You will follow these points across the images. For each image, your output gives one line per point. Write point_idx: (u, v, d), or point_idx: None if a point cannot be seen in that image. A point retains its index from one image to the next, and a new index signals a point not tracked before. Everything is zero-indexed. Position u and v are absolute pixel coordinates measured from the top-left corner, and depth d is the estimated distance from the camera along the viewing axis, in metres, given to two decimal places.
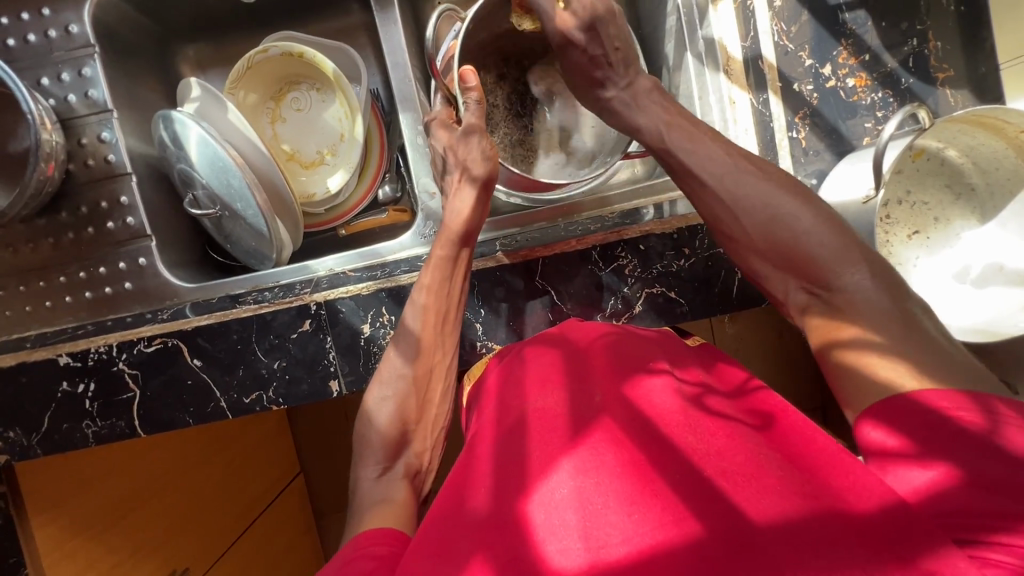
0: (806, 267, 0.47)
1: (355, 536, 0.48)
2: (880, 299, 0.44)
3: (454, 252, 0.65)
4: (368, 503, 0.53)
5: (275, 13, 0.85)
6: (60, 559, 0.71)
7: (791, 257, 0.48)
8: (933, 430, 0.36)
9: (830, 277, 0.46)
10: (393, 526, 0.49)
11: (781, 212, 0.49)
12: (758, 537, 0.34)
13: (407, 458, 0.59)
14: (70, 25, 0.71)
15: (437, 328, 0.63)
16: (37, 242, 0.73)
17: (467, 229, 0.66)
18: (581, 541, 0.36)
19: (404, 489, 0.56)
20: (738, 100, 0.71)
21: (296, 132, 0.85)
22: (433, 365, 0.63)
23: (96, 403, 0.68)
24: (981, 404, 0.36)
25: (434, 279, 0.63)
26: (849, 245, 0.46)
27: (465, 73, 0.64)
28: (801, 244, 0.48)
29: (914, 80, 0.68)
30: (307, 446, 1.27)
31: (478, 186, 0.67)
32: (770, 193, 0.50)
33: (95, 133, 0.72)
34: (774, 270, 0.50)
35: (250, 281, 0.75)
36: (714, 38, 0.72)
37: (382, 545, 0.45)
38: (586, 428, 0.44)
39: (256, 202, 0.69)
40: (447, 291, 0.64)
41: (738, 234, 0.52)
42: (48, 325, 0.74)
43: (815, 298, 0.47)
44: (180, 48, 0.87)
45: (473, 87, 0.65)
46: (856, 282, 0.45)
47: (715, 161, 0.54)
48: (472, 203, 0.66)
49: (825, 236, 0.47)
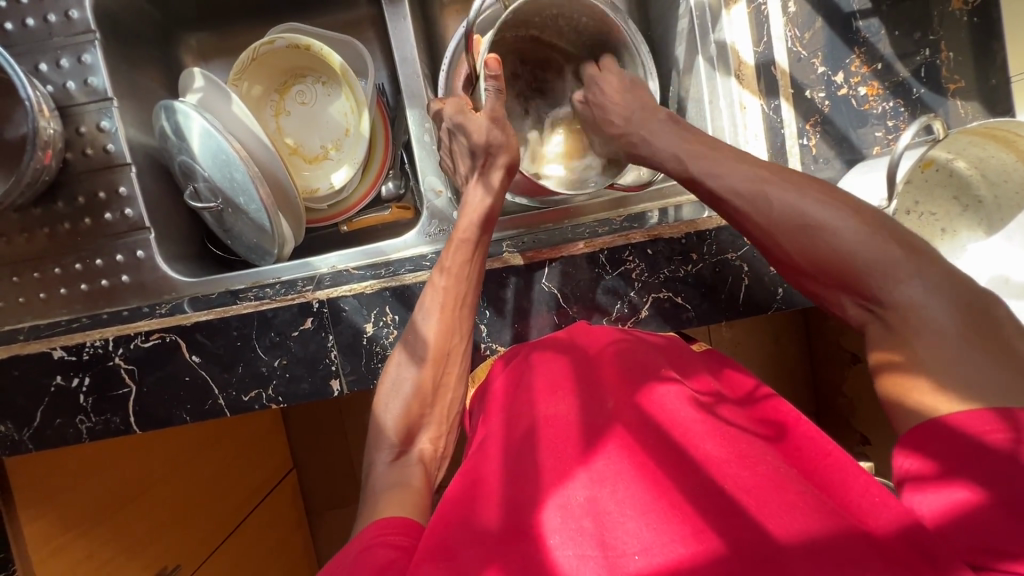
0: (856, 283, 0.46)
1: (370, 523, 0.47)
2: (937, 313, 0.41)
3: (474, 238, 0.64)
4: (381, 488, 0.52)
5: (281, 4, 0.83)
6: (49, 554, 0.69)
7: (839, 274, 0.47)
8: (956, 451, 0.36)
9: (881, 295, 0.44)
10: (403, 514, 0.48)
11: (829, 223, 0.47)
12: (777, 548, 0.34)
13: (421, 445, 0.57)
14: (70, 10, 0.69)
15: (452, 320, 0.61)
16: (31, 232, 0.71)
17: (488, 215, 0.65)
18: (597, 549, 0.37)
19: (421, 474, 0.54)
20: (749, 105, 0.72)
21: (300, 127, 0.83)
22: (450, 348, 0.61)
23: (90, 398, 0.67)
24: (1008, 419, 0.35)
25: (455, 262, 0.63)
26: (907, 260, 0.44)
27: (489, 62, 0.60)
28: (848, 258, 0.46)
29: (925, 90, 0.67)
30: (301, 443, 1.25)
31: (489, 190, 0.65)
32: (808, 202, 0.49)
33: (94, 121, 0.71)
34: (828, 288, 0.48)
35: (252, 277, 0.74)
36: (726, 43, 0.72)
37: (401, 534, 0.44)
38: (598, 437, 0.45)
39: (260, 197, 0.68)
40: (465, 276, 0.62)
41: (784, 252, 0.51)
42: (42, 317, 0.72)
43: (872, 314, 0.45)
44: (182, 37, 0.85)
45: (496, 76, 0.62)
46: (906, 296, 0.43)
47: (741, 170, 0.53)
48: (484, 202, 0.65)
49: (870, 246, 0.45)
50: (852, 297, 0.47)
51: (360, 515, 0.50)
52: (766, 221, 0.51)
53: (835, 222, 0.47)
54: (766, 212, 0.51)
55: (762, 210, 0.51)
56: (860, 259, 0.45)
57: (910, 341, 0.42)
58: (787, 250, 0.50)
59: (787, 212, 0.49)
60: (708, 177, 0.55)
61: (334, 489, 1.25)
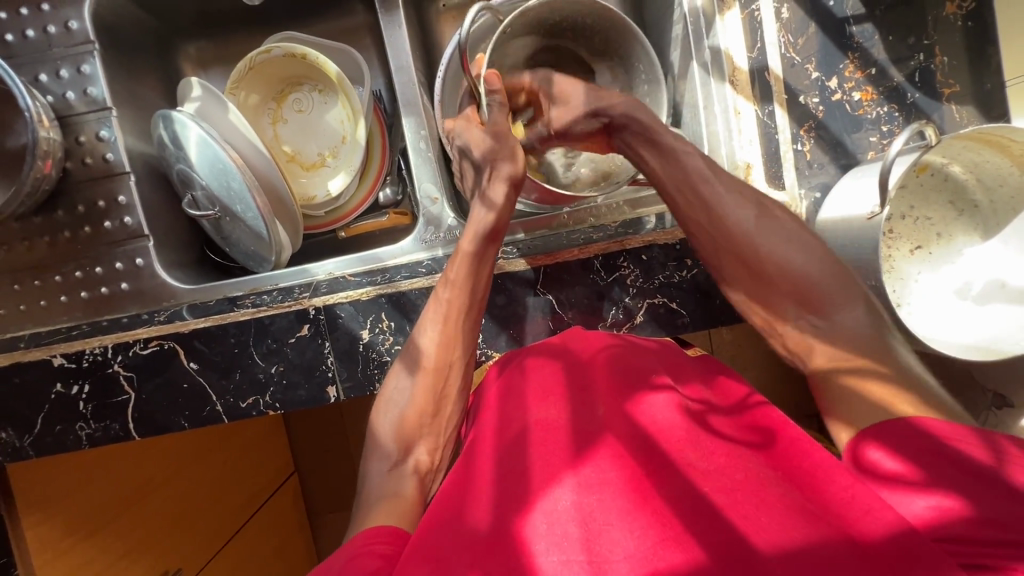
0: (811, 299, 0.50)
1: (358, 533, 0.47)
2: (868, 331, 0.48)
3: (483, 249, 0.62)
4: (373, 497, 0.52)
5: (277, 13, 0.84)
6: (51, 560, 0.70)
7: (801, 289, 0.51)
8: (926, 449, 0.40)
9: (828, 313, 0.50)
10: (390, 523, 0.49)
11: (791, 243, 0.52)
12: (760, 558, 0.34)
13: (417, 456, 0.57)
14: (70, 21, 0.70)
15: (456, 330, 0.61)
16: (32, 240, 0.72)
17: (496, 227, 0.63)
18: (583, 554, 0.37)
19: (414, 485, 0.55)
20: (743, 111, 0.71)
21: (297, 134, 0.84)
22: (450, 361, 0.60)
23: (90, 405, 0.68)
24: (989, 442, 0.39)
25: (460, 273, 0.62)
26: (850, 286, 0.50)
27: (488, 77, 0.62)
28: (805, 277, 0.51)
29: (919, 95, 0.67)
30: (302, 445, 1.26)
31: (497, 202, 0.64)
32: (784, 223, 0.53)
33: (93, 131, 0.72)
34: (780, 304, 0.52)
35: (248, 284, 0.74)
36: (720, 48, 0.72)
37: (387, 544, 0.45)
38: (588, 442, 0.45)
39: (256, 205, 0.69)
40: (472, 285, 0.62)
41: (751, 262, 0.53)
42: (43, 324, 0.73)
43: (811, 329, 0.50)
44: (180, 46, 0.86)
45: (498, 90, 0.63)
46: (852, 318, 0.49)
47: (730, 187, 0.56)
48: (501, 204, 0.63)
49: (827, 273, 0.51)
50: (797, 312, 0.51)
51: (356, 518, 0.50)
52: (745, 227, 0.54)
53: (796, 244, 0.52)
54: (739, 229, 0.54)
55: (732, 223, 0.54)
56: (815, 279, 0.51)
57: (854, 353, 0.48)
58: (744, 265, 0.53)
59: (757, 227, 0.53)
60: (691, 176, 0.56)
61: (335, 491, 1.26)
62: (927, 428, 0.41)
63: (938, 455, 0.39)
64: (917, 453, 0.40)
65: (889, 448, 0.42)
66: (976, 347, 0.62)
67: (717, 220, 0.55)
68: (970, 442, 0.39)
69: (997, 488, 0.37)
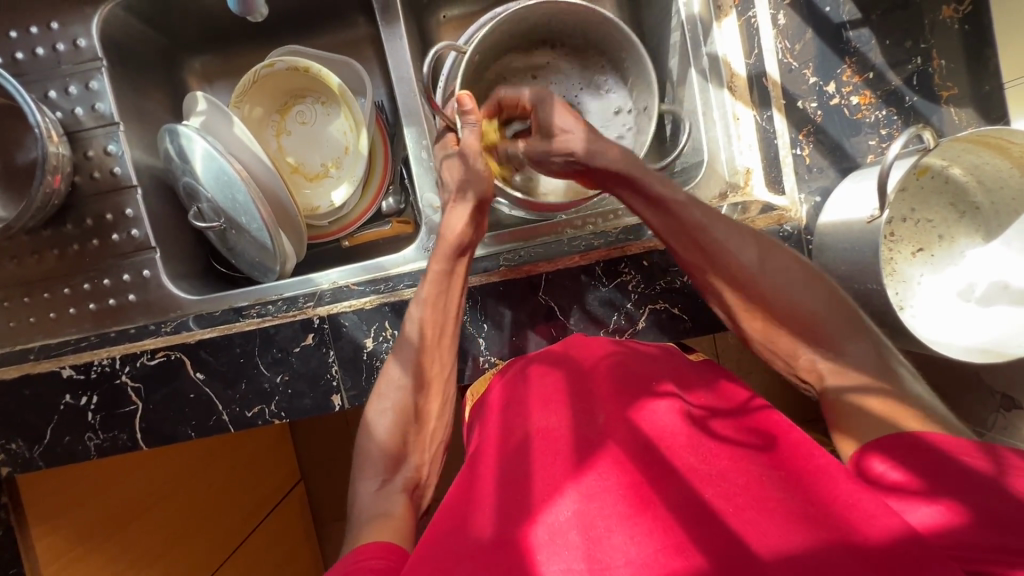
0: (814, 331, 0.53)
1: (350, 550, 0.48)
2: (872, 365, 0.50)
3: (451, 267, 0.64)
4: (365, 517, 0.52)
5: (280, 27, 0.85)
6: (61, 568, 0.71)
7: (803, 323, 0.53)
8: (928, 458, 0.41)
9: (833, 344, 0.52)
10: (382, 538, 0.49)
11: (795, 281, 0.54)
12: (758, 563, 0.35)
13: (416, 478, 0.58)
14: (78, 39, 0.71)
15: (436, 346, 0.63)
16: (42, 253, 0.73)
17: (462, 243, 0.65)
18: (583, 562, 0.37)
19: (404, 503, 0.55)
20: (742, 116, 0.75)
21: (299, 146, 0.85)
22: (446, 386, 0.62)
23: (98, 416, 0.69)
24: (991, 453, 0.40)
25: (431, 291, 0.63)
26: (850, 318, 0.52)
27: (462, 98, 0.66)
28: (807, 311, 0.53)
29: (918, 98, 0.67)
30: (308, 454, 1.27)
31: (473, 204, 0.66)
32: (779, 255, 0.56)
33: (101, 145, 0.73)
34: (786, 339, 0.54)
35: (253, 294, 0.75)
36: (718, 54, 0.75)
37: (379, 559, 0.45)
38: (591, 451, 0.45)
39: (260, 215, 0.69)
40: (444, 304, 0.64)
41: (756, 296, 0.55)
42: (52, 336, 0.74)
43: (819, 359, 0.52)
44: (186, 61, 0.87)
45: (471, 111, 0.66)
46: (856, 350, 0.51)
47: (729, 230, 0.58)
48: (466, 219, 0.65)
49: (831, 307, 0.53)
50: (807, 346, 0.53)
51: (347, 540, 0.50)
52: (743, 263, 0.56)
53: (800, 283, 0.54)
54: (739, 265, 0.56)
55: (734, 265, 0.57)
56: (817, 315, 0.53)
57: (859, 381, 0.49)
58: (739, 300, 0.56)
59: (761, 266, 0.56)
60: (686, 218, 0.59)
61: (341, 499, 1.26)
62: (928, 438, 0.42)
63: (936, 464, 0.40)
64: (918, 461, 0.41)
65: (893, 459, 0.42)
66: (982, 350, 0.62)
67: (718, 260, 0.57)
68: (970, 452, 0.40)
69: (998, 493, 0.37)
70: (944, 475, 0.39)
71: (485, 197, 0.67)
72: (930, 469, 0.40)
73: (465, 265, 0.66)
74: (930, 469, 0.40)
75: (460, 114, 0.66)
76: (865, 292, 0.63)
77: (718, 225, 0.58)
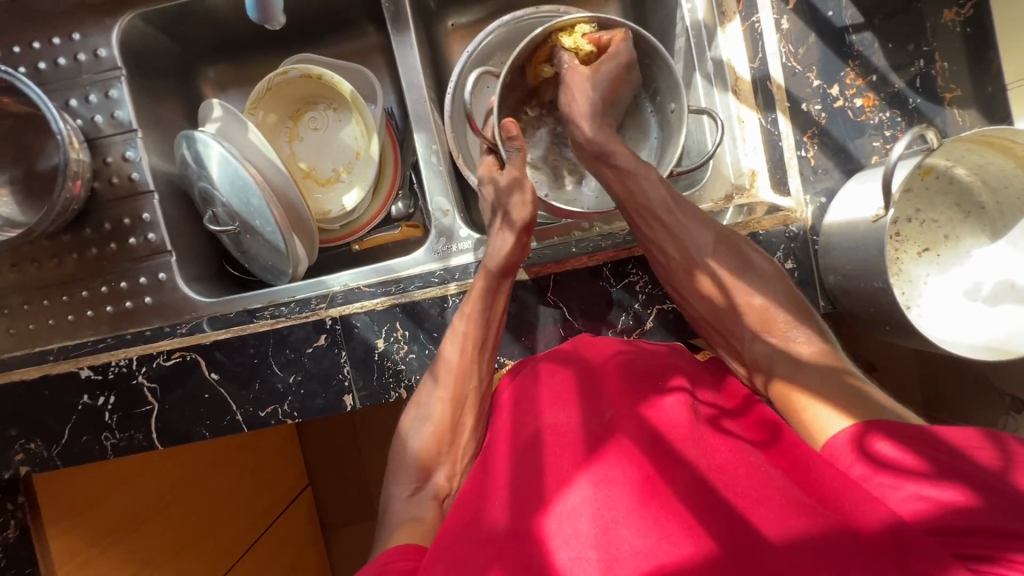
0: (765, 313, 0.59)
1: (379, 553, 0.49)
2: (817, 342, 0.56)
3: (496, 284, 0.65)
4: (397, 521, 0.54)
5: (293, 36, 0.87)
6: (78, 566, 0.72)
7: (753, 303, 0.60)
8: (930, 443, 0.41)
9: (783, 323, 0.58)
10: (410, 541, 0.50)
11: (749, 269, 0.61)
12: (765, 551, 0.35)
13: (426, 474, 0.59)
14: (99, 49, 0.74)
15: (472, 358, 0.63)
16: (61, 257, 0.75)
17: (507, 264, 0.66)
18: (593, 552, 0.38)
19: (434, 509, 0.56)
20: (746, 119, 0.77)
21: (312, 151, 0.87)
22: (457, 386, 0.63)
23: (115, 416, 0.70)
24: (994, 438, 0.40)
25: (473, 306, 0.64)
26: (797, 303, 0.59)
27: (507, 124, 0.68)
28: (760, 293, 0.60)
29: (921, 100, 0.68)
30: (316, 459, 1.27)
31: (517, 229, 0.67)
32: (738, 244, 0.63)
33: (120, 152, 0.75)
34: (740, 318, 0.60)
35: (266, 296, 0.76)
36: (723, 59, 0.77)
37: (403, 560, 0.46)
38: (601, 445, 0.46)
39: (274, 219, 0.71)
40: (485, 320, 0.64)
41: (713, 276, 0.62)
42: (70, 337, 0.75)
43: (769, 338, 0.58)
44: (201, 70, 0.89)
45: (515, 136, 0.68)
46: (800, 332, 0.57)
47: (696, 220, 0.64)
48: (511, 243, 0.66)
49: (779, 290, 0.60)
50: (757, 326, 0.59)
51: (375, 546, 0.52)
52: (701, 245, 0.63)
53: (753, 268, 0.61)
54: (698, 245, 0.63)
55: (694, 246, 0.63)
56: (770, 296, 0.60)
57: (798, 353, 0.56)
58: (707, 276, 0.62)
59: (714, 248, 0.63)
60: (655, 199, 0.64)
61: (349, 504, 1.27)
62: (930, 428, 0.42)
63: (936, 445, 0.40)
64: (924, 448, 0.41)
65: (895, 440, 0.42)
66: (988, 348, 0.63)
67: (680, 238, 0.63)
68: (974, 439, 0.40)
69: (1001, 478, 0.37)
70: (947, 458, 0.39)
71: (530, 223, 0.68)
72: (931, 451, 0.40)
73: (508, 287, 0.66)
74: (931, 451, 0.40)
75: (504, 139, 0.69)
76: (869, 290, 0.63)
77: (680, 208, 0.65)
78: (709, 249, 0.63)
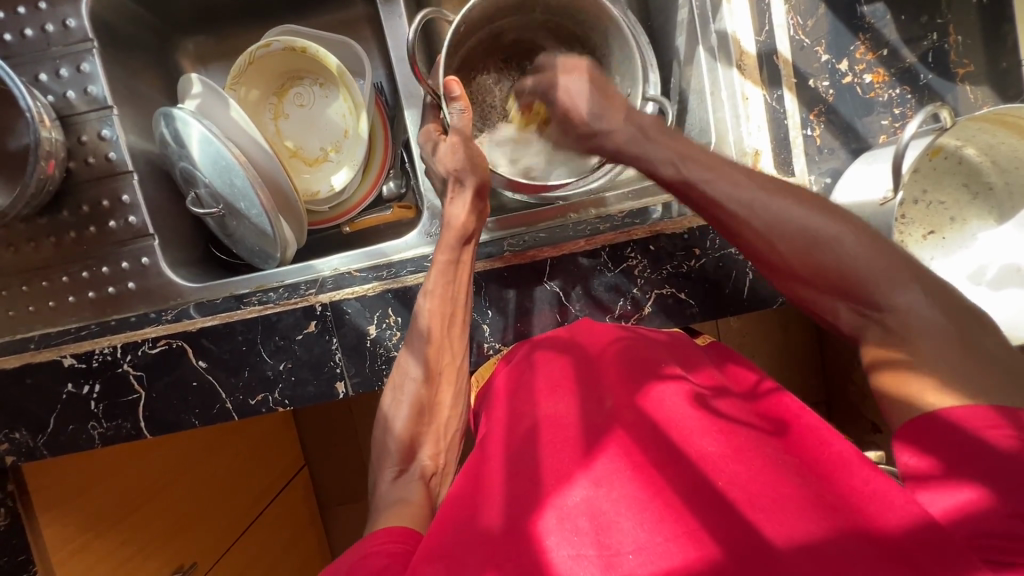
0: (856, 290, 0.45)
1: (370, 533, 0.47)
2: (935, 316, 0.43)
3: (457, 256, 0.63)
4: (382, 504, 0.52)
5: (275, 6, 0.83)
6: (72, 554, 0.71)
7: (838, 281, 0.46)
8: (949, 438, 0.38)
9: (883, 298, 0.44)
10: (400, 524, 0.48)
11: (838, 245, 0.46)
12: (774, 556, 0.34)
13: (422, 461, 0.58)
14: (68, 19, 0.69)
15: (442, 336, 0.62)
16: (39, 241, 0.72)
17: (468, 232, 0.64)
18: (593, 548, 0.37)
19: (421, 490, 0.55)
20: (751, 96, 0.69)
21: (298, 129, 0.83)
22: (441, 368, 0.61)
23: (101, 404, 0.68)
24: (1018, 422, 0.37)
25: (438, 283, 0.62)
26: (900, 265, 0.45)
27: (449, 83, 0.63)
28: (850, 263, 0.46)
29: (933, 76, 0.66)
30: (312, 438, 1.27)
31: (473, 190, 0.64)
32: (805, 209, 0.48)
33: (95, 130, 0.71)
34: (820, 294, 0.48)
35: (254, 281, 0.74)
36: (727, 32, 0.70)
37: (398, 543, 0.44)
38: (599, 438, 0.45)
39: (260, 202, 0.68)
40: (453, 296, 0.62)
41: (778, 261, 0.49)
42: (51, 324, 0.73)
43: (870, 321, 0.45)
44: (179, 42, 0.85)
45: (458, 97, 0.63)
46: (910, 302, 0.43)
47: (741, 180, 0.51)
48: (467, 208, 0.64)
49: (870, 257, 0.45)
50: (848, 307, 0.47)
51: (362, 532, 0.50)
52: (755, 224, 0.50)
53: (844, 244, 0.46)
54: (748, 225, 0.50)
55: (775, 231, 0.49)
56: (859, 266, 0.45)
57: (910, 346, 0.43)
58: (767, 259, 0.50)
59: (773, 222, 0.49)
60: (734, 207, 0.50)
61: (347, 483, 1.27)
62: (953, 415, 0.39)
63: (953, 441, 0.38)
64: (948, 448, 0.38)
65: (919, 444, 0.39)
66: None
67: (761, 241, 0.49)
68: (998, 425, 0.37)
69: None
70: (967, 454, 0.37)
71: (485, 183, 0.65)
72: (949, 449, 0.38)
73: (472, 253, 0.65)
74: (949, 448, 0.38)
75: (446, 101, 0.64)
76: None
77: (747, 187, 0.50)
78: (771, 225, 0.49)
